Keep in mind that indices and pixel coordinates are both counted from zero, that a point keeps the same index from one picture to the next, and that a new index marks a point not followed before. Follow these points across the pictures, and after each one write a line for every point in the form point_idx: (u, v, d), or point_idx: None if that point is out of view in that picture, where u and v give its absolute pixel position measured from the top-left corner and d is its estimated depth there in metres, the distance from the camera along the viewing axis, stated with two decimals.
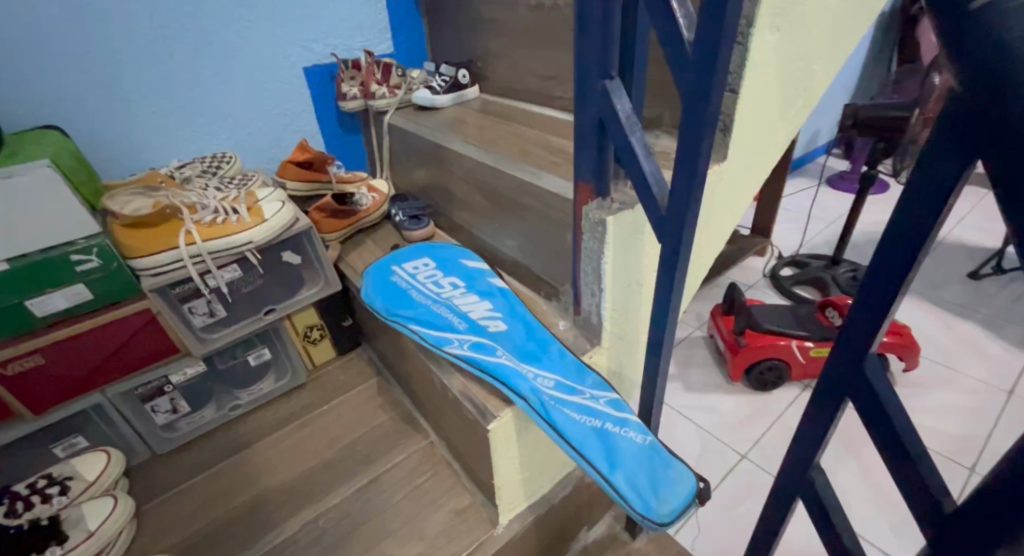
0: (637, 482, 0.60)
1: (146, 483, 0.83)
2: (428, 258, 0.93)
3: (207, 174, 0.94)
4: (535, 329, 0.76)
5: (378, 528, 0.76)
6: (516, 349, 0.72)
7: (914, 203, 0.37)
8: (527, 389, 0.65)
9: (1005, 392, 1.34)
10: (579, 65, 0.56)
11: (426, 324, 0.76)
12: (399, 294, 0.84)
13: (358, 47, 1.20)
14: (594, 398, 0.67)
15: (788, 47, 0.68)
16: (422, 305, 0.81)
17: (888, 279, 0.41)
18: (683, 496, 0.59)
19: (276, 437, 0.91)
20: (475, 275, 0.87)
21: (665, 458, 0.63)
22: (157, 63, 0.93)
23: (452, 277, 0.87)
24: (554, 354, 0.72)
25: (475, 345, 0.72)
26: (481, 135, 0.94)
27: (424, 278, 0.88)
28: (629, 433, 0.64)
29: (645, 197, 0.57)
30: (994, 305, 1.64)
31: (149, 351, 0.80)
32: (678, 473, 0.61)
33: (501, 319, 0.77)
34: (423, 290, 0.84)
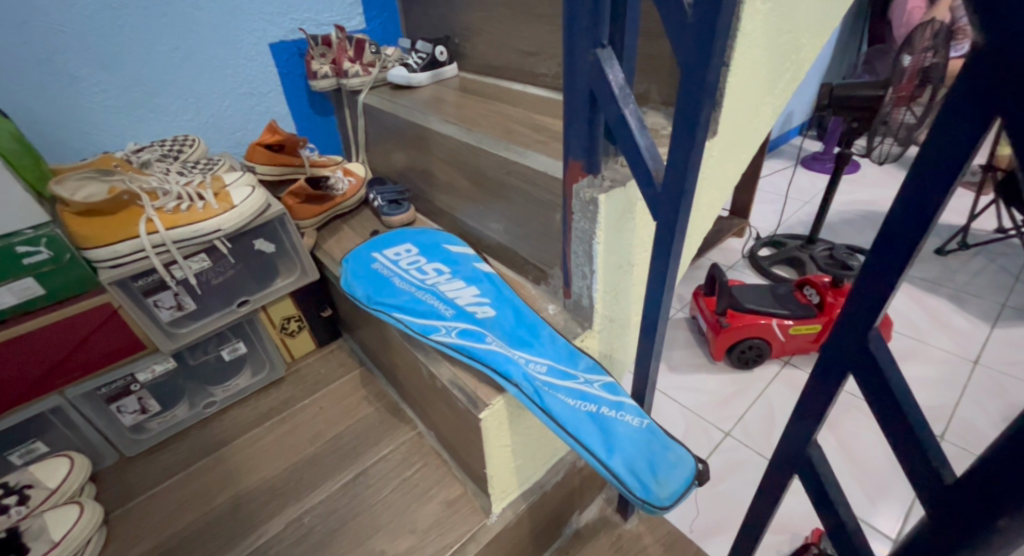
0: (636, 466, 0.59)
1: (115, 488, 0.78)
2: (410, 245, 0.89)
3: (168, 158, 0.88)
4: (525, 314, 0.74)
5: (367, 523, 0.74)
6: (506, 335, 0.69)
7: (927, 170, 0.36)
8: (519, 375, 0.62)
9: (971, 361, 1.39)
10: (570, 32, 0.53)
11: (410, 313, 0.73)
12: (381, 281, 0.80)
13: (327, 22, 1.13)
14: (590, 383, 0.66)
15: (778, 17, 0.67)
16: (406, 292, 0.77)
17: (896, 252, 0.40)
18: (683, 478, 0.60)
19: (256, 433, 0.87)
20: (460, 260, 0.84)
21: (662, 441, 0.62)
22: (106, 36, 0.86)
23: (436, 263, 0.84)
24: (545, 338, 0.70)
25: (463, 332, 0.69)
26: (462, 114, 0.90)
27: (406, 265, 0.84)
28: (626, 417, 0.63)
29: (639, 172, 0.54)
30: (960, 279, 1.70)
31: (112, 348, 0.74)
32: (676, 456, 0.61)
33: (489, 304, 0.75)
34: (407, 278, 0.81)
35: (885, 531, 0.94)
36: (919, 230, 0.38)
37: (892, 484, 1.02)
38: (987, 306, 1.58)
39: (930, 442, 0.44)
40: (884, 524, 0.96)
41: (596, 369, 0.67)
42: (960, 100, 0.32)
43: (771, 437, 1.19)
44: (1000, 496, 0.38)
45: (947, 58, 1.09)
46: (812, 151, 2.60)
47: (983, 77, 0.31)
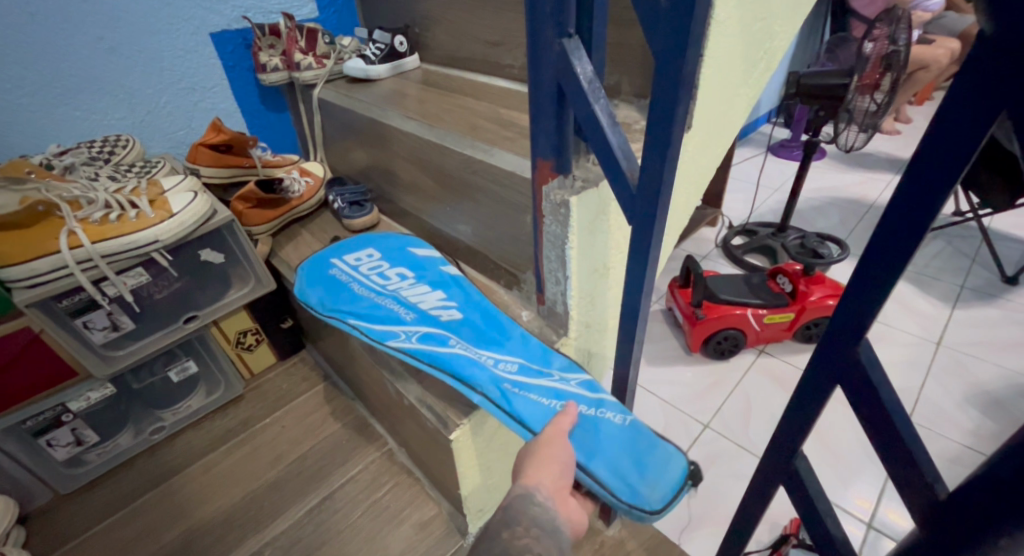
0: (620, 469, 0.55)
1: (49, 531, 0.71)
2: (373, 249, 0.83)
3: (97, 161, 0.79)
4: (494, 316, 0.70)
5: (332, 552, 0.69)
6: (473, 339, 0.65)
7: (921, 174, 0.33)
8: (487, 381, 0.58)
9: (934, 343, 1.42)
10: (533, 20, 0.48)
11: (368, 318, 0.68)
12: (338, 287, 0.75)
13: (275, 10, 1.06)
14: (567, 382, 0.62)
15: (751, 3, 0.63)
16: (365, 298, 0.72)
17: (884, 263, 0.37)
18: (674, 480, 0.55)
19: (211, 459, 0.80)
20: (426, 264, 0.79)
21: (648, 439, 0.58)
22: (17, 26, 0.77)
23: (399, 268, 0.78)
24: (517, 342, 0.66)
25: (425, 337, 0.64)
26: (423, 109, 0.84)
27: (368, 270, 0.78)
28: (608, 416, 0.60)
29: (612, 172, 0.50)
30: (923, 263, 1.73)
31: (36, 377, 0.67)
32: (665, 454, 0.57)
33: (455, 308, 0.70)
34: (366, 283, 0.75)
35: (859, 513, 0.94)
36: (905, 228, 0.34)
37: (867, 468, 1.02)
38: (947, 288, 1.61)
39: (923, 456, 0.42)
40: (858, 508, 0.95)
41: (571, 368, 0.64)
42: (960, 91, 0.29)
43: (750, 428, 1.18)
44: (984, 521, 0.35)
45: (907, 44, 1.09)
46: (781, 138, 2.61)
47: (992, 72, 0.27)
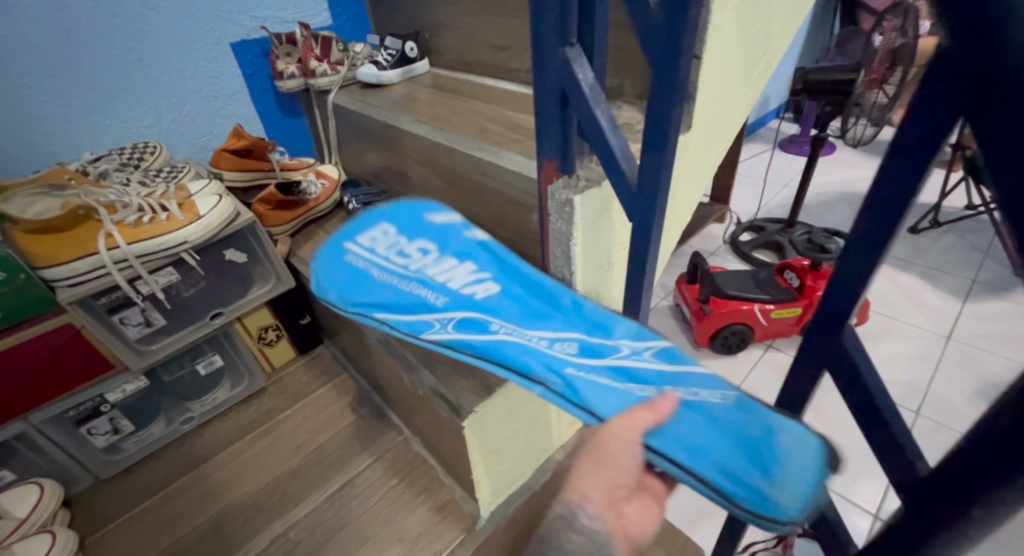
0: (724, 462, 0.41)
1: (90, 513, 0.76)
2: (388, 224, 0.69)
3: (128, 167, 0.84)
4: (542, 285, 0.60)
5: (352, 536, 0.73)
6: (519, 316, 0.57)
7: (892, 174, 0.36)
8: (543, 369, 0.51)
9: (944, 337, 1.42)
10: (536, 30, 0.51)
11: (395, 302, 0.59)
12: (356, 276, 0.64)
13: (291, 19, 1.10)
14: (637, 353, 0.51)
15: (747, 8, 0.66)
16: (388, 289, 0.60)
17: (861, 252, 0.40)
18: (815, 472, 0.40)
19: (236, 448, 0.85)
20: (447, 233, 0.66)
21: (761, 420, 0.43)
22: (53, 41, 0.82)
23: (420, 244, 0.65)
24: (569, 313, 0.57)
25: (461, 324, 0.56)
26: (434, 113, 0.88)
27: (386, 250, 0.66)
28: (702, 394, 0.46)
29: (612, 172, 0.53)
30: (933, 257, 1.73)
31: (78, 370, 0.72)
32: (794, 440, 0.41)
33: (493, 281, 0.61)
34: (387, 266, 0.63)
35: (867, 508, 0.96)
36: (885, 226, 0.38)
37: (867, 460, 1.04)
38: (957, 283, 1.61)
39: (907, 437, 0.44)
40: (864, 500, 0.97)
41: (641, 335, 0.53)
42: (926, 102, 0.32)
43: None
44: (949, 496, 0.38)
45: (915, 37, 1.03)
46: (790, 134, 2.61)
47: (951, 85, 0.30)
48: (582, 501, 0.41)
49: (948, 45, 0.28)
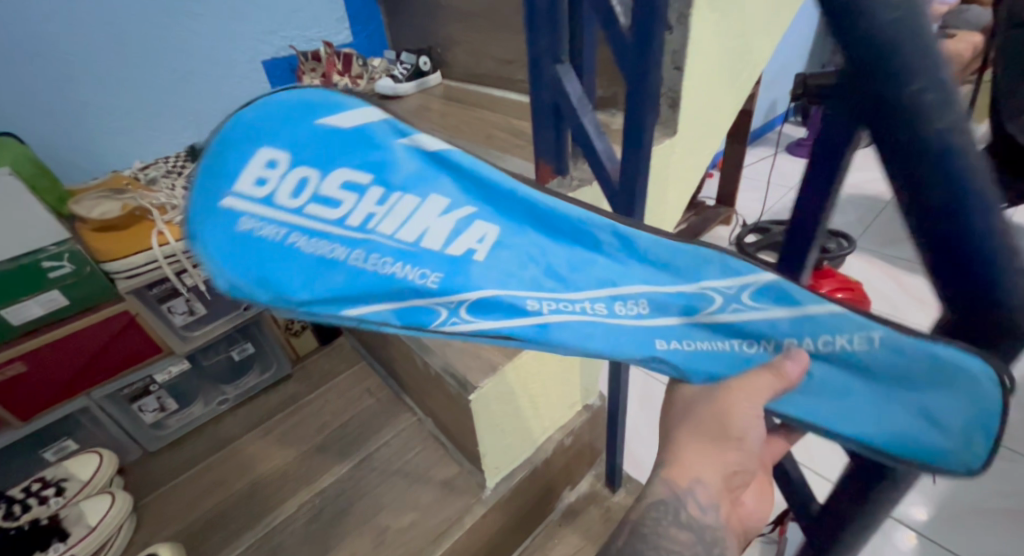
0: (899, 424, 0.38)
1: (140, 480, 0.85)
2: (261, 132, 0.29)
3: (173, 173, 0.94)
4: (555, 220, 0.36)
5: (371, 503, 0.80)
6: (533, 272, 0.36)
7: (809, 181, 0.42)
8: (629, 344, 0.39)
9: None
10: (532, 51, 0.59)
11: (366, 293, 0.34)
12: (257, 260, 0.32)
13: (315, 38, 1.20)
14: (734, 301, 0.38)
15: (725, 25, 0.73)
16: (339, 268, 0.33)
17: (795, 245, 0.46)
18: (965, 405, 0.35)
19: (266, 427, 0.93)
20: (390, 138, 0.31)
21: (945, 367, 0.34)
22: (109, 64, 0.93)
23: (341, 169, 0.30)
24: (615, 252, 0.37)
25: (478, 306, 0.36)
26: (445, 122, 0.96)
27: (283, 198, 0.30)
28: (839, 339, 0.37)
29: (599, 172, 0.61)
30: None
31: (132, 352, 0.82)
32: (960, 377, 0.34)
33: (485, 216, 0.34)
34: (307, 233, 0.31)
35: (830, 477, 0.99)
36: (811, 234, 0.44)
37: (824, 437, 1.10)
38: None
39: None
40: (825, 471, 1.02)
41: (727, 270, 0.37)
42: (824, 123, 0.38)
43: None
44: None
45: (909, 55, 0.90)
46: (797, 137, 2.65)
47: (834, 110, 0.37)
48: (694, 489, 0.45)
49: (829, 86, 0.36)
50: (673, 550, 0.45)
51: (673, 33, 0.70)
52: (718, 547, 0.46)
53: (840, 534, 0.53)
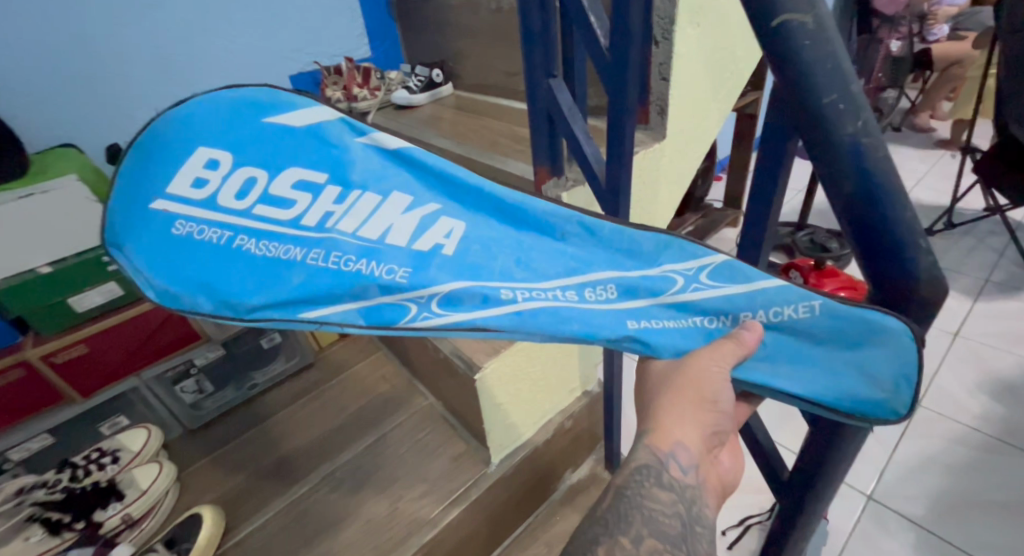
0: (847, 380, 0.46)
1: (181, 455, 0.95)
2: (213, 151, 0.42)
3: None
4: (518, 215, 0.48)
5: (386, 476, 0.88)
6: (503, 261, 0.46)
7: (762, 167, 0.49)
8: (603, 325, 0.45)
9: (950, 334, 1.46)
10: (528, 67, 0.67)
11: (330, 291, 0.42)
12: (215, 262, 0.42)
13: (338, 54, 1.31)
14: (694, 280, 0.47)
15: (708, 39, 0.80)
16: (294, 265, 0.42)
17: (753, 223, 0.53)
18: (892, 363, 0.44)
19: (294, 408, 1.02)
20: (331, 147, 0.44)
21: (869, 330, 0.44)
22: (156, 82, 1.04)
23: (288, 174, 0.43)
24: (578, 238, 0.49)
25: (448, 298, 0.44)
26: (455, 130, 1.05)
27: (237, 202, 0.42)
28: (787, 311, 0.46)
29: (588, 173, 0.68)
30: (948, 259, 1.76)
31: (174, 338, 0.94)
32: (885, 339, 0.44)
33: (447, 215, 0.46)
34: (261, 233, 0.42)
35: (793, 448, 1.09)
36: (763, 214, 0.52)
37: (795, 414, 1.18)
38: (969, 282, 1.64)
39: None
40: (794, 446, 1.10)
41: (683, 253, 0.48)
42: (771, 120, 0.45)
43: None
44: None
45: None
46: None
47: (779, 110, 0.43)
48: (676, 452, 0.47)
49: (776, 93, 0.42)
50: (657, 510, 0.46)
51: (658, 48, 0.77)
52: (697, 504, 0.48)
53: (803, 497, 0.59)
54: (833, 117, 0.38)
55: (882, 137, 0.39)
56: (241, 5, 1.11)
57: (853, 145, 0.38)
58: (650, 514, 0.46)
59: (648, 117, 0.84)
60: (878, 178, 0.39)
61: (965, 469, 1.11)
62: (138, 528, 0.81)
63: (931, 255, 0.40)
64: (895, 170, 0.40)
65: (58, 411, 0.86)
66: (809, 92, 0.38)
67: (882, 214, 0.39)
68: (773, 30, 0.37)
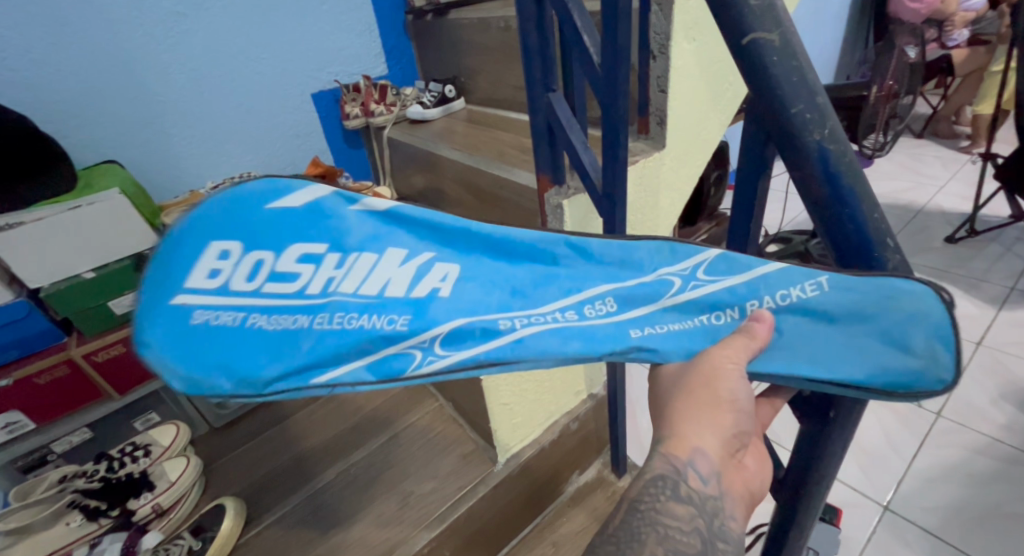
0: (873, 352, 0.44)
1: (207, 450, 1.01)
2: (218, 241, 0.44)
3: None
4: (510, 249, 0.51)
5: (398, 473, 0.92)
6: (498, 294, 0.49)
7: (745, 167, 0.51)
8: (607, 338, 0.48)
9: (974, 343, 1.42)
10: (528, 83, 0.71)
11: (338, 352, 0.45)
12: (229, 344, 0.44)
13: (357, 72, 1.38)
14: (691, 278, 0.49)
15: (706, 52, 0.83)
16: (306, 335, 0.45)
17: (738, 220, 0.55)
18: (908, 325, 0.43)
19: (311, 409, 1.07)
20: (332, 216, 0.47)
21: (884, 296, 0.42)
22: (189, 102, 1.13)
23: (292, 250, 0.46)
24: (574, 259, 0.51)
25: (449, 338, 0.47)
26: (466, 142, 1.10)
27: (247, 283, 0.44)
28: (794, 291, 0.46)
29: (586, 181, 0.72)
30: (974, 267, 1.70)
31: None
32: (900, 301, 0.43)
33: (442, 262, 0.49)
34: (272, 310, 0.45)
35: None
36: (749, 210, 0.54)
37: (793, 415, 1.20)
38: (997, 291, 1.59)
39: None
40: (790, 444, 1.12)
41: (676, 255, 0.50)
42: (749, 122, 0.47)
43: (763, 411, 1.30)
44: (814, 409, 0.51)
45: None
46: None
47: (755, 114, 0.45)
48: (695, 461, 0.46)
49: (750, 98, 0.44)
50: (672, 526, 0.45)
51: (656, 61, 0.80)
52: (720, 516, 0.47)
53: (792, 509, 0.58)
54: (799, 126, 0.40)
55: (850, 144, 0.40)
56: (266, 30, 1.19)
57: (819, 151, 0.40)
58: (666, 532, 0.45)
59: (648, 127, 0.87)
60: (846, 181, 0.40)
61: (987, 482, 1.08)
62: (166, 517, 0.86)
63: (899, 253, 0.42)
64: (863, 174, 0.41)
65: (98, 407, 0.92)
66: (777, 101, 0.40)
67: (852, 213, 0.41)
68: (743, 46, 0.39)
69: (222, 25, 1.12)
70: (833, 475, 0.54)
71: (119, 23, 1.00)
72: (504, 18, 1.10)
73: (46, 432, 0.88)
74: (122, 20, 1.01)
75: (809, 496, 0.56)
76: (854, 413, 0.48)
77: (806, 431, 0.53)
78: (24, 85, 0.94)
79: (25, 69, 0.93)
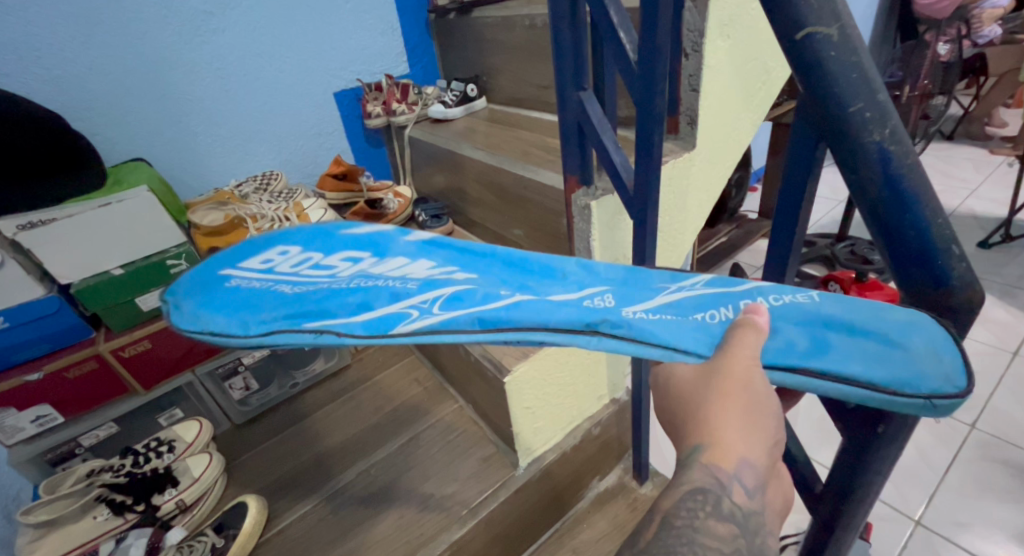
0: (871, 351, 0.37)
1: (229, 446, 1.02)
2: (284, 245, 0.60)
3: (261, 189, 1.15)
4: (524, 261, 0.54)
5: (420, 473, 0.91)
6: (505, 286, 0.49)
7: (793, 168, 0.49)
8: (593, 314, 0.43)
9: (1011, 352, 1.36)
10: (558, 81, 0.70)
11: (340, 304, 0.48)
12: (237, 297, 0.52)
13: (379, 71, 1.38)
14: (690, 287, 0.47)
15: (739, 49, 0.80)
16: (314, 293, 0.50)
17: (783, 227, 0.54)
18: (916, 335, 0.37)
19: (331, 408, 1.07)
20: (376, 240, 0.59)
21: (879, 313, 0.39)
22: (215, 99, 1.13)
23: (339, 254, 0.57)
24: (579, 273, 0.51)
25: (450, 300, 0.47)
26: (488, 141, 1.08)
27: (285, 267, 0.56)
28: (789, 297, 0.42)
29: (616, 181, 0.70)
30: (1009, 273, 1.64)
31: None
32: (900, 319, 0.38)
33: (463, 270, 0.53)
34: (293, 279, 0.53)
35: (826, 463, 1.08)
36: (795, 211, 0.52)
37: (826, 428, 1.16)
38: None
39: None
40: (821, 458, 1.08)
41: (679, 276, 0.49)
42: (799, 120, 0.45)
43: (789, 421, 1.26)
44: (862, 425, 0.48)
45: None
46: None
47: (806, 111, 0.43)
48: (741, 472, 0.37)
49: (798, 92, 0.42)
50: (713, 547, 0.36)
51: (689, 60, 0.78)
52: (761, 534, 0.38)
53: (830, 524, 0.55)
54: (858, 125, 0.38)
55: (912, 144, 0.38)
56: (292, 29, 1.19)
57: (880, 151, 0.38)
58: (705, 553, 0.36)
59: (677, 127, 0.85)
60: (907, 184, 0.38)
61: None
62: (190, 513, 0.88)
63: (964, 261, 0.39)
64: (925, 176, 0.39)
65: (121, 404, 0.93)
66: (832, 98, 0.38)
67: (911, 217, 0.38)
68: (797, 42, 0.37)
69: (247, 23, 1.13)
70: (876, 491, 0.52)
71: (150, 21, 1.02)
72: (529, 16, 1.08)
73: (74, 426, 0.89)
74: (152, 18, 1.02)
75: (848, 511, 0.53)
76: (905, 428, 0.45)
77: (847, 443, 0.50)
78: (58, 83, 0.95)
79: (58, 66, 0.95)
